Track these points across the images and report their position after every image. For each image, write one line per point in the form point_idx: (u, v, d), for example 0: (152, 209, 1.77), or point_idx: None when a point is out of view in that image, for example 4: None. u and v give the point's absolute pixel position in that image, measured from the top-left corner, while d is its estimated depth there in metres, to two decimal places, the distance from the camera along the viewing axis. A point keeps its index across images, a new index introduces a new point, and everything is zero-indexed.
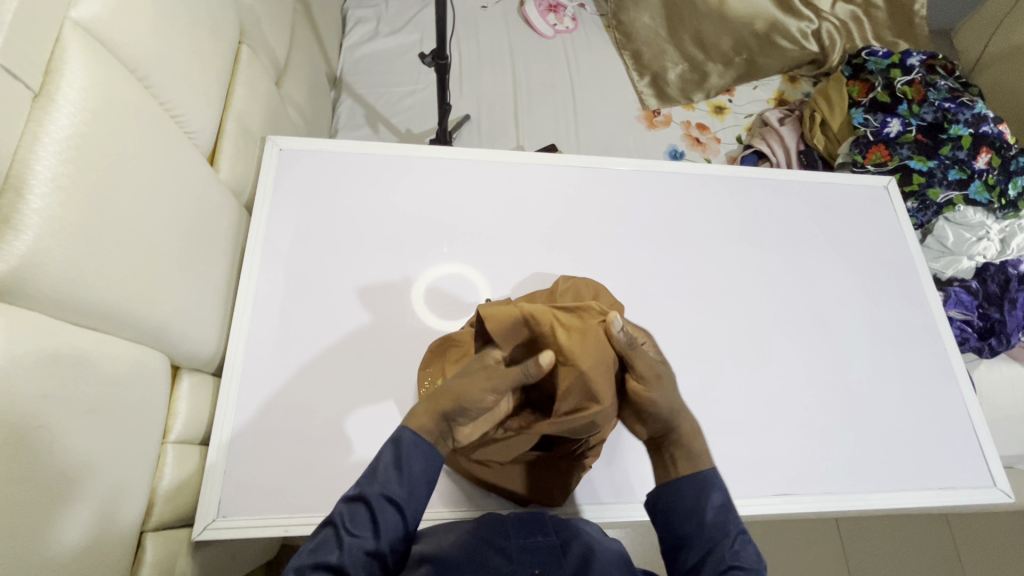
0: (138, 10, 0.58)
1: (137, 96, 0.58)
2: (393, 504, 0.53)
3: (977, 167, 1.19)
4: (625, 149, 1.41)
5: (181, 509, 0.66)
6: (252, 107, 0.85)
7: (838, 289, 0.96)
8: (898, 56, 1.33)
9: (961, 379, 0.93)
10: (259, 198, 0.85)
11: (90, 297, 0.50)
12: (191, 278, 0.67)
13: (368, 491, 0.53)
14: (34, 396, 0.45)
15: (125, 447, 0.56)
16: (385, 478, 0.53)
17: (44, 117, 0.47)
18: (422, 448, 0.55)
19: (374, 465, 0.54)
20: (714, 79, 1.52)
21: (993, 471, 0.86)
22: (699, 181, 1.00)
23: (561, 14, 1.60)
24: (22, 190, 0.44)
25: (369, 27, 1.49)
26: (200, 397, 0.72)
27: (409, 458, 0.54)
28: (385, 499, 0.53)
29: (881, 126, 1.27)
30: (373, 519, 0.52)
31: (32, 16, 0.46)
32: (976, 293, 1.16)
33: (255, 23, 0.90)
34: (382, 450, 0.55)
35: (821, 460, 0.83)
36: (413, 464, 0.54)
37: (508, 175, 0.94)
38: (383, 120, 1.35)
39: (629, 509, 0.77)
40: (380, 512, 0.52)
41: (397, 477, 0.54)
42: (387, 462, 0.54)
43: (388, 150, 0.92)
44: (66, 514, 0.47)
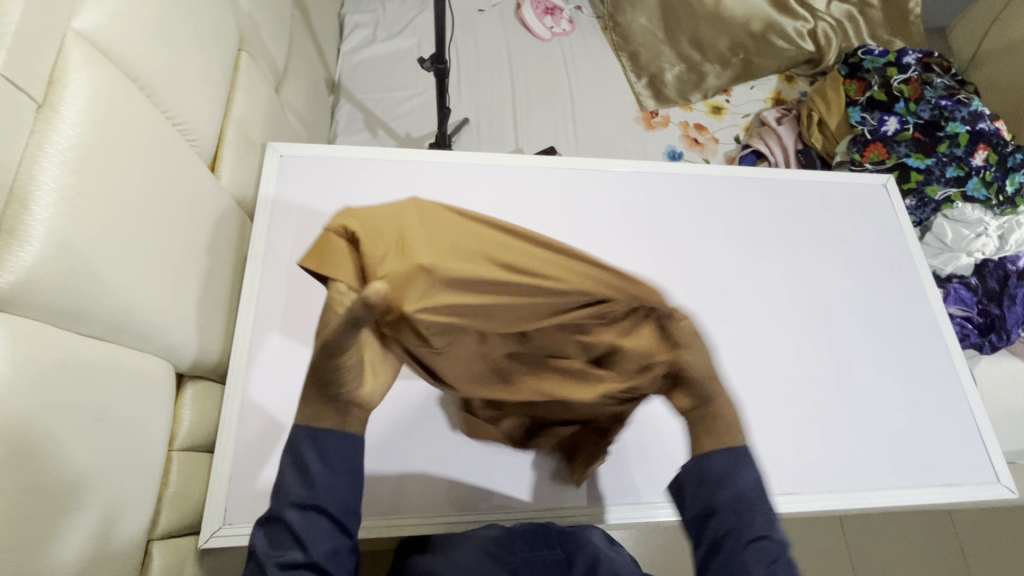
0: (138, 20, 0.59)
1: (139, 105, 0.58)
2: (309, 511, 0.55)
3: (974, 164, 1.20)
4: (624, 149, 1.41)
5: (187, 516, 0.66)
6: (252, 114, 0.85)
7: (838, 287, 0.96)
8: (893, 55, 1.35)
9: (963, 376, 0.93)
10: (260, 205, 0.85)
11: (95, 308, 0.50)
12: (194, 286, 0.67)
13: (279, 505, 0.55)
14: (40, 407, 0.45)
15: (131, 456, 0.56)
16: (289, 486, 0.56)
17: (48, 128, 0.47)
18: (321, 448, 0.57)
19: (283, 481, 0.57)
20: (711, 80, 1.53)
21: (996, 466, 0.87)
22: (698, 181, 1.00)
23: (558, 16, 1.61)
24: (27, 201, 0.44)
25: (367, 32, 1.49)
26: (204, 404, 0.72)
27: (310, 458, 0.57)
28: (298, 508, 0.55)
29: (879, 124, 1.27)
30: (291, 532, 0.54)
31: (34, 28, 0.46)
32: (975, 289, 1.16)
33: (254, 30, 0.90)
34: (285, 465, 0.58)
35: (825, 458, 0.83)
36: (315, 467, 0.57)
37: (508, 178, 0.94)
38: (382, 125, 1.36)
39: (634, 512, 0.76)
40: (296, 522, 0.54)
41: (304, 485, 0.56)
42: (292, 473, 0.57)
43: (388, 154, 0.93)
44: (74, 525, 0.47)
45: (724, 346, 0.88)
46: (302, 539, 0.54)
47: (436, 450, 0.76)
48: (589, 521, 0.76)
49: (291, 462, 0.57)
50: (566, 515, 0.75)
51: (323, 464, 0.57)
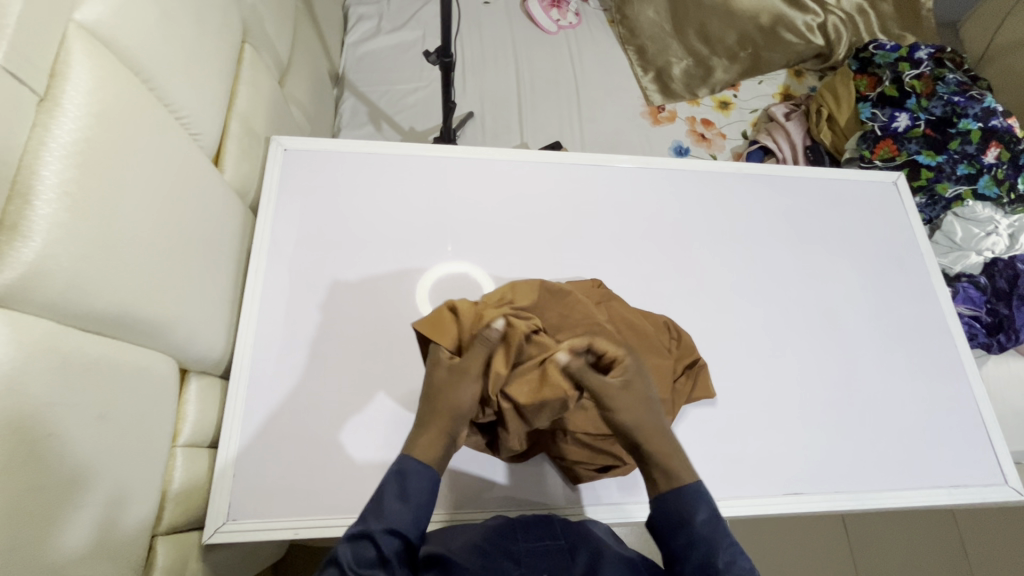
0: (141, 12, 0.58)
1: (143, 99, 0.57)
2: (398, 534, 0.53)
3: (986, 161, 1.19)
4: (630, 145, 1.40)
5: (191, 512, 0.66)
6: (256, 107, 0.84)
7: (845, 285, 0.95)
8: (906, 49, 1.32)
9: (971, 376, 0.92)
10: (264, 199, 0.84)
11: (97, 305, 0.50)
12: (197, 283, 0.67)
13: (373, 525, 0.52)
14: (44, 403, 0.44)
15: (136, 453, 0.56)
16: (390, 512, 0.53)
17: (50, 121, 0.46)
18: (426, 480, 0.55)
19: (380, 500, 0.54)
20: (719, 74, 1.51)
21: (1004, 469, 0.86)
22: (705, 177, 0.99)
23: (564, 9, 1.59)
24: (29, 196, 0.44)
25: (371, 24, 1.47)
26: (209, 400, 0.71)
27: (414, 487, 0.55)
28: (391, 531, 0.52)
29: (889, 120, 1.25)
30: (380, 555, 0.51)
31: (38, 19, 0.46)
32: (984, 289, 1.15)
33: (258, 22, 0.89)
34: (387, 482, 0.55)
35: (831, 458, 0.83)
36: (418, 495, 0.55)
37: (514, 173, 0.93)
38: (386, 118, 1.35)
39: (624, 509, 0.76)
40: (386, 545, 0.52)
41: (403, 508, 0.54)
42: (393, 496, 0.55)
43: (392, 148, 0.92)
44: (77, 521, 0.47)
45: (729, 345, 0.87)
46: (390, 562, 0.51)
47: None
48: (573, 518, 0.75)
49: (395, 479, 0.55)
50: (556, 511, 0.76)
51: (423, 494, 0.55)
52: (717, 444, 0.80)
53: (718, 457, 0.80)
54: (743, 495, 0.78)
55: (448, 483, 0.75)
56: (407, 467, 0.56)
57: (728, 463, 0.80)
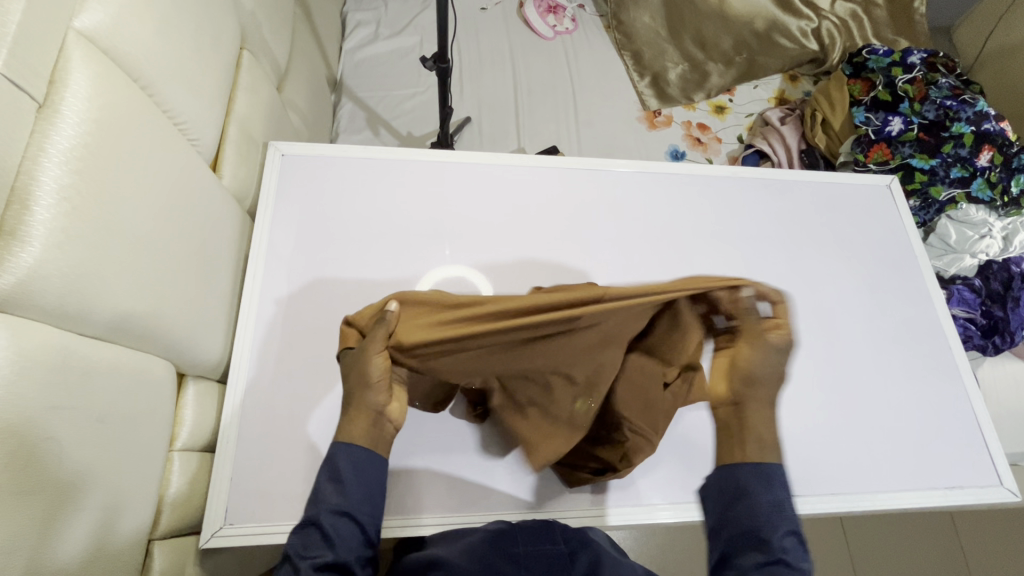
0: (140, 18, 0.58)
1: (142, 105, 0.58)
2: (338, 515, 0.55)
3: (979, 165, 1.19)
4: (627, 149, 1.41)
5: (187, 517, 0.66)
6: (254, 112, 0.85)
7: (840, 287, 0.96)
8: (898, 55, 1.33)
9: (966, 379, 0.92)
10: (262, 204, 0.85)
11: (95, 309, 0.50)
12: (195, 287, 0.67)
13: (316, 511, 0.55)
14: (41, 409, 0.44)
15: (134, 455, 0.56)
16: (326, 496, 0.56)
17: (48, 127, 0.46)
18: (354, 458, 0.59)
19: (317, 488, 0.58)
20: (714, 79, 1.52)
21: (999, 469, 0.86)
22: (701, 181, 1.00)
23: (560, 15, 1.61)
24: (28, 202, 0.44)
25: (369, 30, 1.48)
26: (206, 404, 0.71)
27: (345, 468, 0.58)
28: (334, 513, 0.55)
29: (883, 125, 1.26)
30: (323, 534, 0.54)
31: (38, 26, 0.46)
32: (979, 290, 1.16)
33: (256, 28, 0.90)
34: (322, 473, 0.59)
35: (827, 460, 0.83)
36: (350, 476, 0.58)
37: (510, 177, 0.94)
38: (384, 123, 1.35)
39: (621, 513, 0.77)
40: (329, 526, 0.54)
41: (337, 490, 0.57)
42: (326, 482, 0.58)
43: (389, 153, 0.92)
44: (75, 525, 0.47)
45: None
46: (335, 540, 0.53)
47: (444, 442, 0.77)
48: (573, 525, 0.75)
49: (328, 465, 0.59)
50: (554, 516, 0.76)
51: (357, 471, 0.58)
52: (713, 447, 0.81)
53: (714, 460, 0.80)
54: None
55: (450, 486, 0.75)
56: (339, 451, 0.59)
57: None
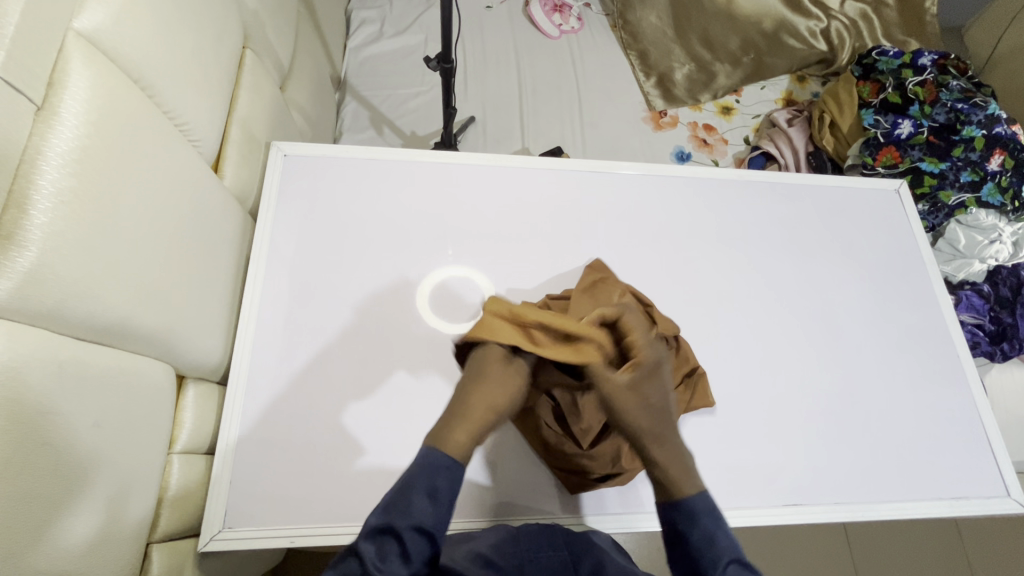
0: (141, 18, 0.58)
1: (142, 106, 0.57)
2: (423, 532, 0.52)
3: (990, 169, 1.17)
4: (632, 150, 1.40)
5: (186, 519, 0.66)
6: (256, 112, 0.85)
7: (847, 293, 0.95)
8: (909, 56, 1.32)
9: (973, 386, 0.91)
10: (264, 205, 0.84)
11: (92, 313, 0.50)
12: (195, 289, 0.67)
13: (400, 521, 0.51)
14: (35, 415, 0.44)
15: (132, 459, 0.56)
16: (417, 510, 0.52)
17: (47, 130, 0.46)
18: (456, 482, 0.54)
19: (407, 496, 0.53)
20: (721, 79, 1.50)
21: (1007, 480, 0.85)
22: (707, 184, 0.99)
23: (566, 14, 1.59)
24: (26, 206, 0.44)
25: (373, 29, 1.48)
26: (206, 406, 0.71)
27: (442, 487, 0.54)
28: (417, 531, 0.51)
29: (892, 127, 1.25)
30: (402, 549, 0.51)
31: (36, 28, 0.46)
32: (987, 296, 1.14)
33: (259, 27, 0.89)
34: (415, 483, 0.53)
35: (831, 468, 0.82)
36: (446, 495, 0.54)
37: (513, 179, 0.93)
38: (388, 122, 1.35)
39: (622, 520, 0.76)
40: (410, 541, 0.51)
41: (431, 507, 0.53)
42: (421, 496, 0.53)
43: (391, 154, 0.92)
44: (71, 531, 0.47)
45: (729, 353, 0.87)
46: (412, 557, 0.51)
47: None
48: (570, 527, 0.75)
49: (428, 479, 0.54)
50: (553, 521, 0.75)
51: (454, 493, 0.54)
52: (716, 454, 0.80)
53: (716, 467, 0.79)
54: (741, 506, 0.78)
55: None
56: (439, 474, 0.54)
57: (728, 473, 0.79)
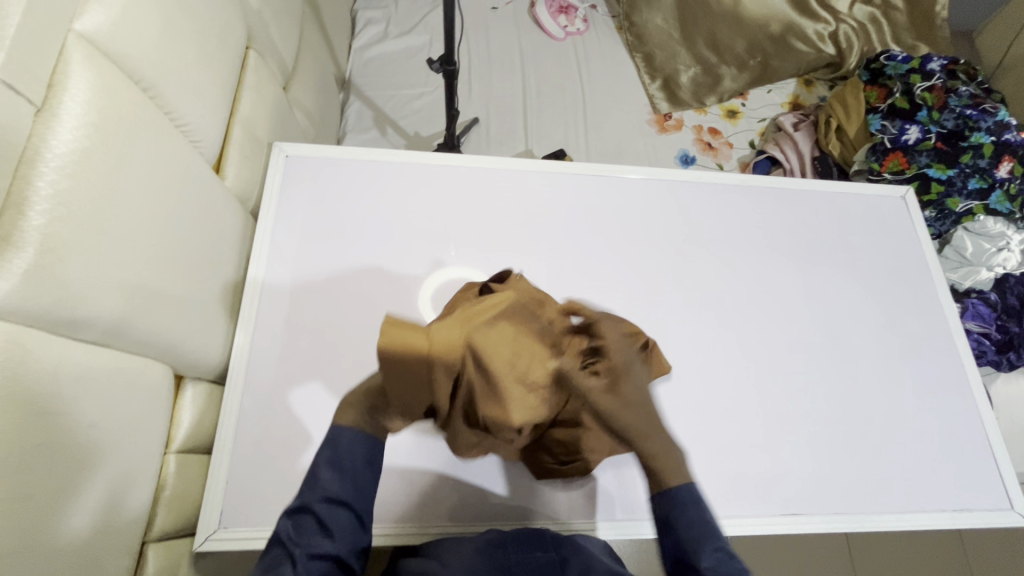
0: (143, 19, 0.58)
1: (143, 107, 0.57)
2: (336, 503, 0.59)
3: (998, 176, 1.17)
4: (636, 153, 1.39)
5: (183, 519, 0.66)
6: (258, 113, 0.85)
7: (850, 300, 0.94)
8: (917, 62, 1.31)
9: (978, 397, 0.90)
10: (265, 205, 0.84)
11: (90, 314, 0.50)
12: (194, 288, 0.67)
13: (311, 498, 0.59)
14: (32, 415, 0.44)
15: (128, 458, 0.56)
16: (325, 482, 0.61)
17: (47, 131, 0.46)
18: (359, 446, 0.65)
19: (315, 476, 0.62)
20: (727, 82, 1.50)
21: (1010, 492, 0.84)
22: (710, 188, 0.98)
23: (572, 15, 1.59)
24: (24, 206, 0.44)
25: (379, 29, 1.48)
26: (204, 406, 0.71)
27: (347, 452, 0.64)
28: (328, 500, 0.59)
29: (899, 133, 1.24)
30: (320, 524, 0.58)
31: (37, 29, 0.46)
32: (993, 305, 1.12)
33: (263, 28, 0.89)
34: (320, 463, 0.63)
35: (831, 477, 0.81)
36: (352, 462, 0.63)
37: (515, 182, 0.93)
38: (391, 123, 1.35)
39: (618, 527, 0.75)
40: (324, 512, 0.58)
41: (337, 478, 0.62)
42: (328, 469, 0.63)
43: (392, 156, 0.92)
44: (66, 531, 0.47)
45: (730, 360, 0.86)
46: (331, 528, 0.57)
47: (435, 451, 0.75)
48: (564, 532, 0.74)
49: (329, 448, 0.65)
50: (547, 526, 0.74)
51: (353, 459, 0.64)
52: (714, 461, 0.79)
53: (714, 474, 0.79)
54: (739, 514, 0.77)
55: (444, 496, 0.74)
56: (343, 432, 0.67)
57: (726, 480, 0.78)
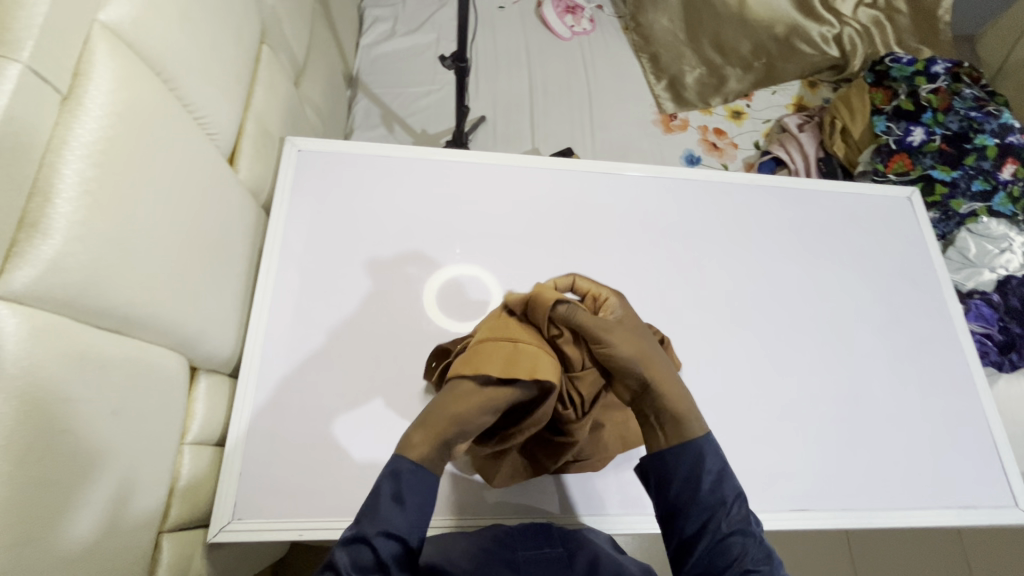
0: (163, 11, 0.58)
1: (163, 99, 0.58)
2: (392, 536, 0.49)
3: (1001, 178, 1.18)
4: (642, 152, 1.40)
5: (197, 510, 0.66)
6: (271, 108, 0.85)
7: (856, 299, 0.95)
8: (922, 64, 1.32)
9: (983, 395, 0.91)
10: (278, 199, 0.85)
11: (112, 302, 0.50)
12: (210, 280, 0.67)
13: (367, 528, 0.49)
14: (57, 402, 0.45)
15: (145, 447, 0.56)
16: (386, 515, 0.49)
17: (72, 120, 0.47)
18: (418, 477, 0.51)
19: (372, 502, 0.51)
20: (732, 84, 1.51)
21: (1015, 490, 0.85)
22: (718, 187, 0.99)
23: (578, 15, 1.59)
24: (50, 194, 0.44)
25: (386, 27, 1.48)
26: (217, 398, 0.72)
27: (408, 487, 0.51)
28: (387, 535, 0.49)
29: (904, 134, 1.24)
30: (377, 559, 0.48)
31: (64, 19, 0.46)
32: (997, 306, 1.13)
33: (276, 23, 0.90)
34: (382, 483, 0.51)
35: (839, 474, 0.82)
36: (412, 497, 0.51)
37: (525, 179, 0.93)
38: (398, 120, 1.35)
39: (627, 522, 0.76)
40: (381, 548, 0.48)
41: (398, 510, 0.50)
42: (387, 498, 0.50)
43: (403, 152, 0.92)
44: (87, 517, 0.47)
45: (737, 357, 0.87)
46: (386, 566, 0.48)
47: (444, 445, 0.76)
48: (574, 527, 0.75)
49: (392, 478, 0.51)
50: (554, 521, 0.75)
51: (422, 500, 0.51)
52: None
53: None
54: None
55: (453, 489, 0.75)
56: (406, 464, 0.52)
57: None
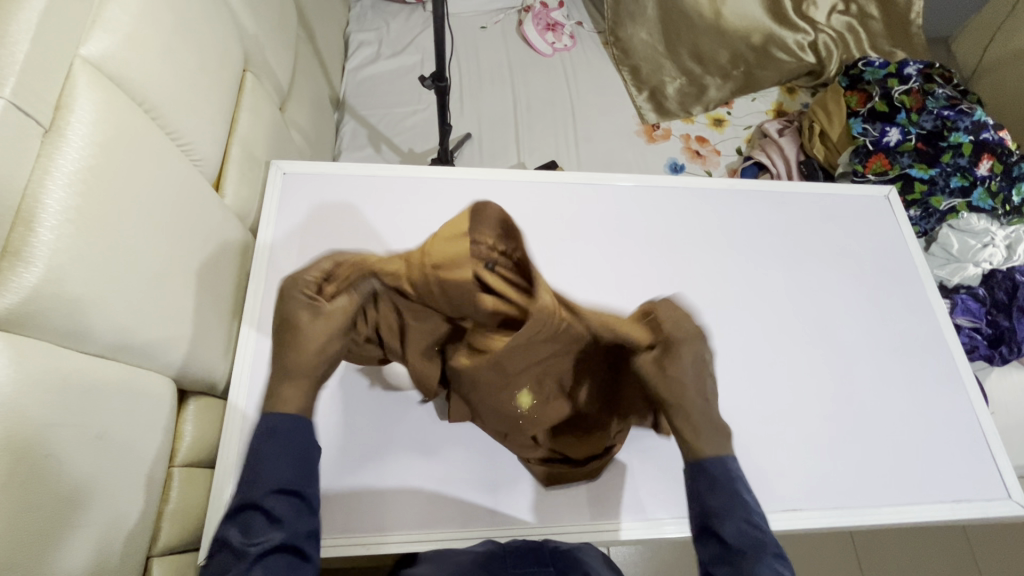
0: (146, 42, 0.60)
1: (146, 129, 0.59)
2: (287, 493, 0.65)
3: (979, 173, 1.20)
4: (626, 163, 1.42)
5: (186, 533, 0.66)
6: (256, 133, 0.87)
7: (840, 298, 0.96)
8: (894, 66, 1.35)
9: (970, 388, 0.91)
10: (264, 220, 0.86)
11: (96, 327, 0.51)
12: (195, 303, 0.68)
13: (256, 494, 0.65)
14: (44, 425, 0.46)
15: (130, 472, 0.56)
16: (270, 477, 0.66)
17: (54, 151, 0.48)
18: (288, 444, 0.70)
19: (255, 478, 0.66)
20: (712, 93, 1.54)
21: (1008, 483, 0.85)
22: (699, 194, 1.00)
23: (559, 32, 1.62)
24: (33, 223, 0.45)
25: (371, 50, 1.52)
26: (206, 420, 0.72)
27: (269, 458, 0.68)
28: (278, 492, 0.65)
29: (881, 135, 1.27)
30: (270, 513, 0.64)
31: (45, 55, 0.48)
32: (983, 300, 1.14)
33: (259, 51, 0.92)
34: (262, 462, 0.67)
35: (830, 472, 0.82)
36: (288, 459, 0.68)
37: (509, 193, 0.95)
38: (386, 141, 1.38)
39: (627, 528, 0.75)
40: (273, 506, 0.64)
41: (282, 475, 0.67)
42: (266, 469, 0.67)
43: (386, 171, 0.94)
44: (69, 547, 0.47)
45: (723, 362, 0.87)
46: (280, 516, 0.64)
47: (447, 469, 0.76)
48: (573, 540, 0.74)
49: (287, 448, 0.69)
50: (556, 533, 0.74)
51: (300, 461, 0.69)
52: None
53: None
54: None
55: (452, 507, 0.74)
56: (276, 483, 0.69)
57: None
